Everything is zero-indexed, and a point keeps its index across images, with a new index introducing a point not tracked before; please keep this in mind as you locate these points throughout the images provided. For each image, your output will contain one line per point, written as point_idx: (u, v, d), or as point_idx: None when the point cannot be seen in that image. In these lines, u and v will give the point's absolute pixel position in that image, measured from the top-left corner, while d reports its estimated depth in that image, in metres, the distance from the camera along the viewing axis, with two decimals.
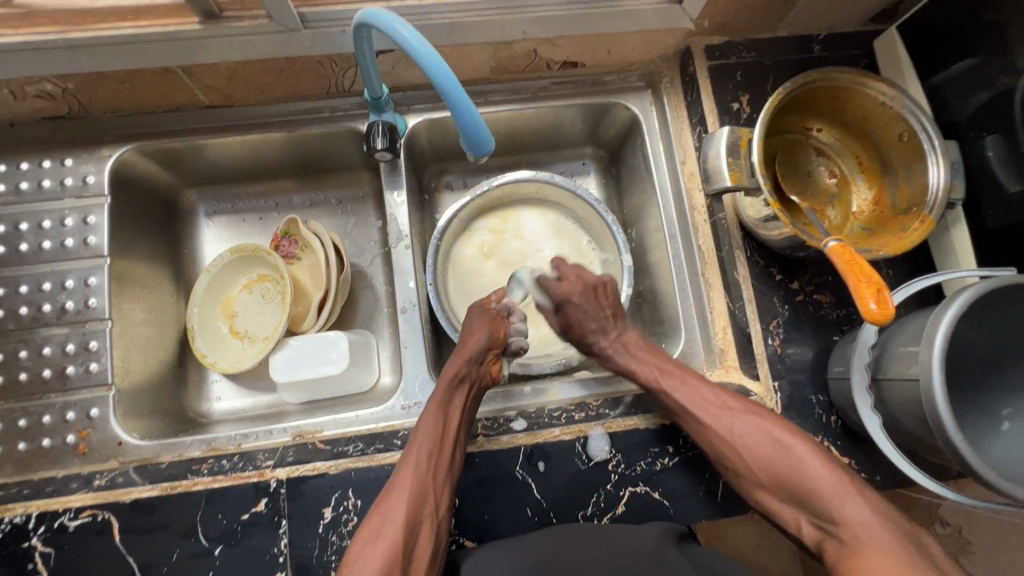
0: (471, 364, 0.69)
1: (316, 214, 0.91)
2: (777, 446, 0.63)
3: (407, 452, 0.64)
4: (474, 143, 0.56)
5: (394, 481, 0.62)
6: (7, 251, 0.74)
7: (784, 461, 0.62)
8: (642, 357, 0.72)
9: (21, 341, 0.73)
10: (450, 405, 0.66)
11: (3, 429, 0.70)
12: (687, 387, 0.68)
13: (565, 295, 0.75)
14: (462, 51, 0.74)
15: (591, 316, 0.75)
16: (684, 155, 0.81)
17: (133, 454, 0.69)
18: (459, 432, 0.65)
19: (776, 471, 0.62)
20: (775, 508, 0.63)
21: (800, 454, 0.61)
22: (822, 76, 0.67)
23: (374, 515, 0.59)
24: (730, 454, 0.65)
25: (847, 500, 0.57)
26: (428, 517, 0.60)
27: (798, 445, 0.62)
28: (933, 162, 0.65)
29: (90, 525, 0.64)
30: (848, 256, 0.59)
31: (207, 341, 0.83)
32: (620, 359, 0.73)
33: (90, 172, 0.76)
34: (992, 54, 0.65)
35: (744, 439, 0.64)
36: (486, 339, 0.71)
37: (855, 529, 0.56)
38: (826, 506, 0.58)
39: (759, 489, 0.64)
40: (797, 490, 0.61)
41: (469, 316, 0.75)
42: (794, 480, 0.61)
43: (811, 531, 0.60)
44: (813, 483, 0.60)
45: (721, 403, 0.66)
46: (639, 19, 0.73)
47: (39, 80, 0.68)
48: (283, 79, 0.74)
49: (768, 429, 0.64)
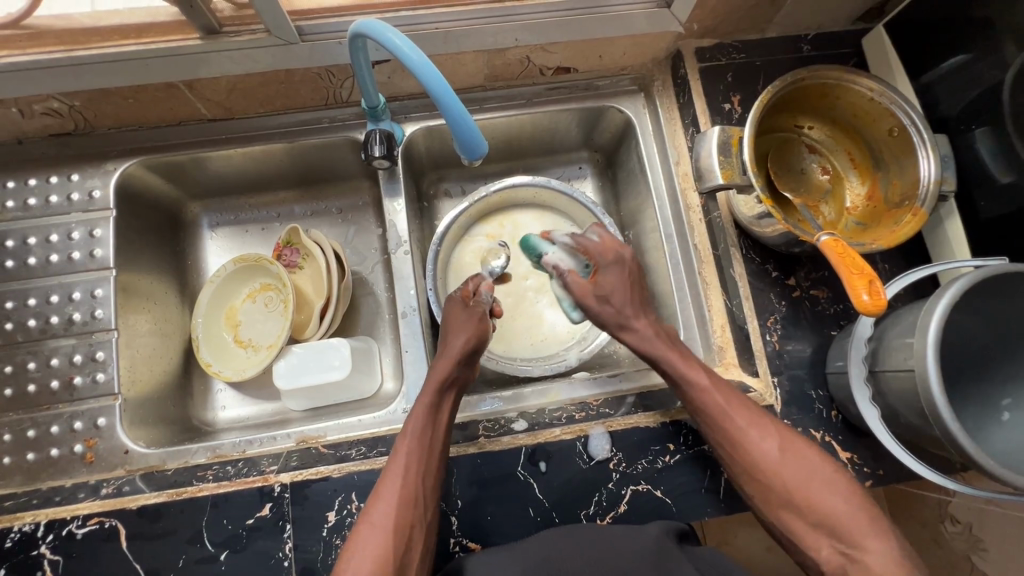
0: (459, 366, 0.70)
1: (318, 222, 0.92)
2: (813, 467, 0.62)
3: (393, 457, 0.63)
4: (468, 148, 0.57)
5: (381, 486, 0.61)
6: (16, 265, 0.76)
7: (819, 484, 0.61)
8: (686, 357, 0.69)
9: (29, 352, 0.74)
10: (438, 409, 0.67)
11: (12, 440, 0.71)
12: (731, 396, 0.66)
13: (613, 260, 0.72)
14: (456, 60, 0.75)
15: (631, 294, 0.72)
16: (678, 156, 0.82)
17: (140, 462, 0.71)
18: (445, 437, 0.66)
19: (808, 491, 0.61)
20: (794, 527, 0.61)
21: (837, 482, 0.61)
22: (811, 74, 0.68)
23: (363, 525, 0.59)
24: (765, 467, 0.62)
25: (878, 536, 0.56)
26: (418, 522, 0.60)
27: (831, 471, 0.62)
28: (924, 155, 0.66)
29: (98, 532, 0.64)
30: (840, 248, 0.60)
31: (211, 350, 0.84)
32: (661, 346, 0.70)
33: (97, 186, 0.78)
34: (980, 48, 0.65)
35: (785, 457, 0.63)
36: (469, 341, 0.70)
37: (882, 561, 0.54)
38: (854, 535, 0.57)
39: (784, 508, 0.62)
40: (826, 513, 0.59)
41: (448, 309, 0.75)
42: (825, 505, 0.60)
43: (830, 556, 0.58)
44: (844, 510, 0.59)
45: (760, 415, 0.66)
46: (629, 24, 0.74)
47: (46, 98, 0.70)
48: (283, 91, 0.76)
49: (803, 450, 0.63)
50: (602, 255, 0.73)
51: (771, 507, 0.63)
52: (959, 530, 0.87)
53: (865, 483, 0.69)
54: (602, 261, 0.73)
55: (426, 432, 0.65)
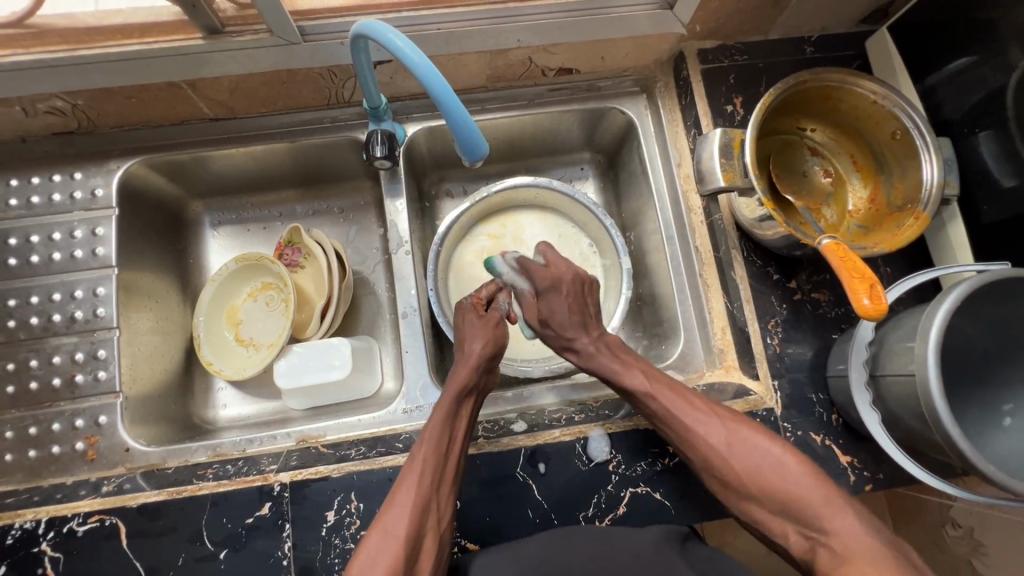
0: (478, 374, 0.70)
1: (319, 222, 0.93)
2: (763, 453, 0.62)
3: (409, 463, 0.63)
4: (469, 149, 0.57)
5: (396, 493, 0.61)
6: (19, 263, 0.76)
7: (772, 471, 0.60)
8: (627, 362, 0.70)
9: (31, 350, 0.75)
10: (456, 417, 0.67)
11: (14, 436, 0.72)
12: (673, 395, 0.66)
13: (551, 284, 0.74)
14: (458, 61, 0.75)
15: (574, 315, 0.73)
16: (680, 157, 0.82)
17: (141, 460, 0.72)
18: (461, 447, 0.66)
19: (763, 478, 0.60)
20: (760, 515, 0.61)
21: (787, 463, 0.60)
22: (814, 77, 0.68)
23: (375, 532, 0.58)
24: (717, 461, 0.63)
25: (841, 514, 0.56)
26: (431, 529, 0.59)
27: (782, 452, 0.61)
28: (926, 159, 0.66)
29: (99, 530, 0.64)
30: (841, 253, 0.59)
31: (212, 349, 0.84)
32: (604, 360, 0.72)
33: (100, 184, 0.78)
34: (984, 50, 0.65)
35: (733, 449, 0.62)
36: (484, 347, 0.71)
37: (847, 540, 0.54)
38: (817, 516, 0.57)
39: (746, 498, 0.62)
40: (786, 499, 0.59)
41: (460, 318, 0.76)
42: (783, 490, 0.59)
43: (799, 540, 0.59)
44: (801, 492, 0.58)
45: (706, 409, 0.65)
46: (632, 25, 0.73)
47: (50, 97, 0.70)
48: (285, 90, 0.76)
49: (752, 437, 0.63)
50: (542, 281, 0.75)
51: (734, 497, 0.63)
52: (960, 535, 0.87)
53: (865, 487, 0.69)
54: (542, 286, 0.75)
55: (444, 440, 0.64)
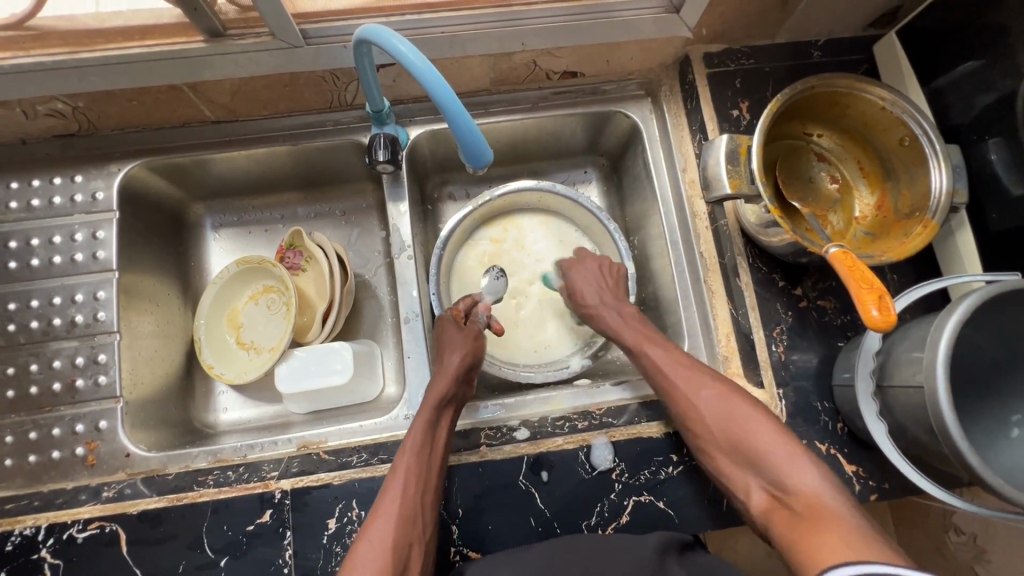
0: (456, 384, 0.70)
1: (321, 225, 0.92)
2: (735, 407, 0.62)
3: (392, 475, 0.63)
4: (473, 156, 0.57)
5: (379, 506, 0.60)
6: (19, 266, 0.76)
7: (742, 426, 0.61)
8: (635, 327, 0.74)
9: (31, 354, 0.74)
10: (436, 425, 0.66)
11: (13, 442, 0.71)
12: (669, 354, 0.69)
13: (579, 263, 0.82)
14: (462, 64, 0.75)
15: (596, 287, 0.79)
16: (685, 162, 0.81)
17: (142, 466, 0.71)
18: (442, 455, 0.65)
19: (731, 432, 0.61)
20: (727, 473, 0.61)
21: (757, 420, 0.61)
22: (821, 82, 0.67)
23: (361, 543, 0.57)
24: (694, 415, 0.64)
25: (802, 467, 0.55)
26: (416, 540, 0.59)
27: (754, 410, 0.62)
28: (934, 166, 0.65)
29: (99, 536, 0.64)
30: (849, 262, 0.59)
31: (212, 352, 0.84)
32: (619, 325, 0.75)
33: (100, 187, 0.78)
34: (994, 56, 0.64)
35: (710, 405, 0.63)
36: (461, 359, 0.71)
37: (801, 491, 0.54)
38: (776, 468, 0.56)
39: (717, 458, 0.62)
40: (751, 452, 0.59)
41: (439, 330, 0.76)
42: (748, 444, 0.59)
43: (760, 496, 0.58)
44: (765, 444, 0.59)
45: (693, 367, 0.67)
46: (637, 29, 0.73)
47: (50, 99, 0.69)
48: (288, 93, 0.76)
49: (729, 394, 0.64)
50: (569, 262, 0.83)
51: (709, 459, 0.63)
52: (964, 541, 0.87)
53: (870, 497, 0.68)
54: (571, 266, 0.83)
55: (424, 449, 0.64)
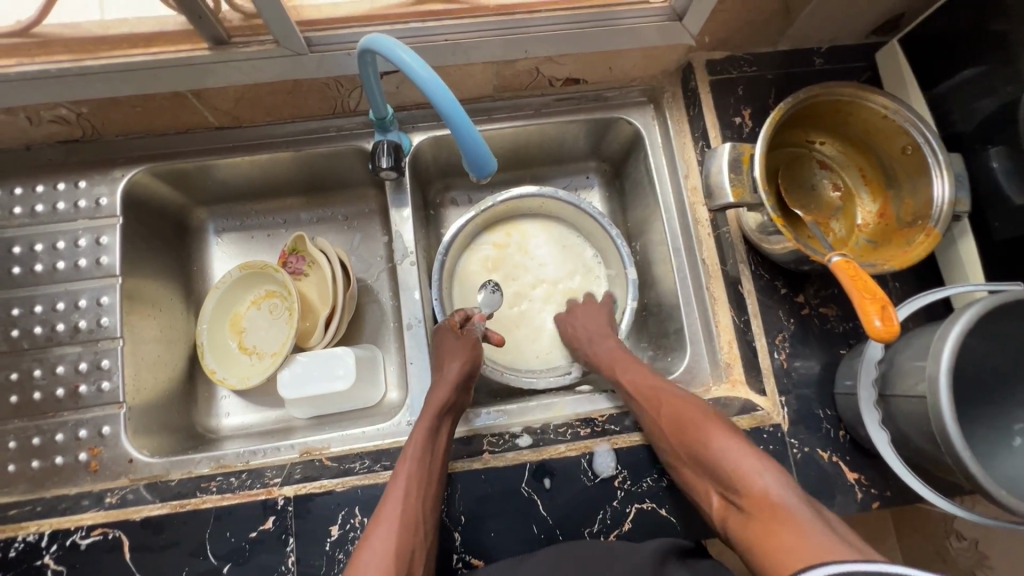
0: (456, 392, 0.71)
1: (323, 230, 0.92)
2: (686, 411, 0.64)
3: (393, 482, 0.63)
4: (477, 166, 0.57)
5: (381, 512, 0.60)
6: (23, 271, 0.76)
7: (694, 432, 0.62)
8: (614, 350, 0.76)
9: (35, 360, 0.74)
10: (437, 433, 0.67)
11: (17, 447, 0.72)
12: (641, 376, 0.72)
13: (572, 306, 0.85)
14: (465, 71, 0.75)
15: (585, 324, 0.81)
16: (687, 169, 0.81)
17: (144, 472, 0.71)
18: (443, 461, 0.66)
19: (683, 435, 0.63)
20: (691, 480, 0.62)
21: (704, 421, 0.62)
22: (824, 90, 0.67)
23: (363, 549, 0.58)
24: (655, 423, 0.67)
25: (751, 465, 0.56)
26: (418, 545, 0.59)
27: (703, 413, 0.63)
28: (937, 175, 0.65)
29: (101, 543, 0.64)
30: (852, 271, 0.59)
31: (215, 357, 0.84)
32: (604, 353, 0.77)
33: (103, 193, 0.78)
34: (996, 65, 0.64)
35: (670, 416, 0.65)
36: (461, 368, 0.72)
37: (749, 488, 0.55)
38: (721, 467, 0.58)
39: (680, 465, 0.63)
40: (701, 454, 0.60)
41: (437, 340, 0.76)
42: (698, 445, 0.61)
43: (717, 499, 0.59)
44: (712, 445, 0.60)
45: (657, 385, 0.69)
46: (640, 36, 0.73)
47: (54, 106, 0.70)
48: (291, 99, 0.76)
49: (682, 400, 0.66)
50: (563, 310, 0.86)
51: (674, 466, 0.64)
52: (965, 546, 0.87)
53: (872, 505, 0.68)
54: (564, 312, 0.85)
55: (426, 456, 0.64)
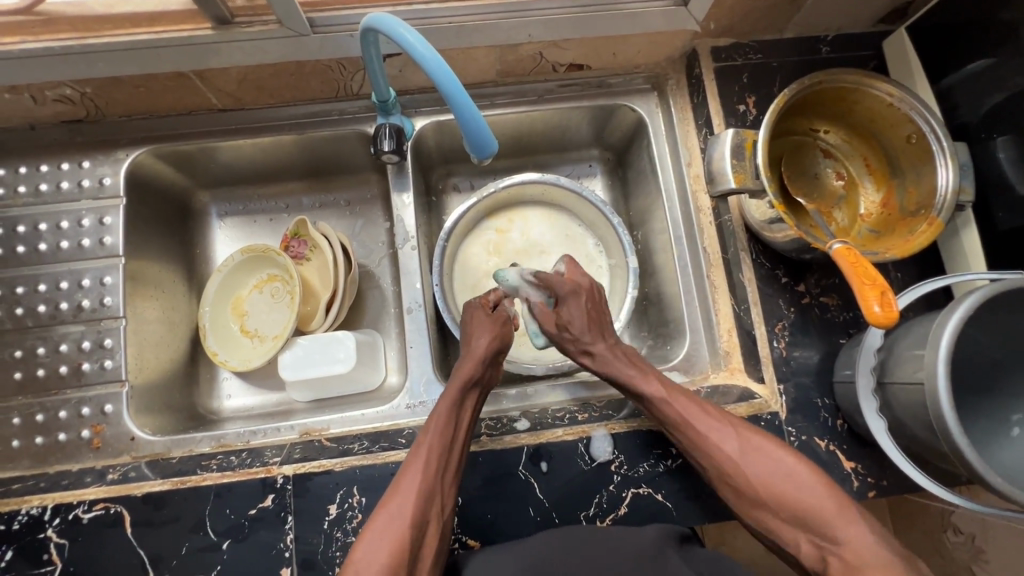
0: (483, 366, 0.70)
1: (325, 214, 0.92)
2: (770, 460, 0.62)
3: (414, 450, 0.63)
4: (478, 147, 0.57)
5: (400, 482, 0.61)
6: (26, 250, 0.76)
7: (781, 479, 0.61)
8: (644, 370, 0.70)
9: (38, 338, 0.75)
10: (461, 407, 0.67)
11: (21, 423, 0.72)
12: (690, 402, 0.66)
13: (571, 290, 0.74)
14: (469, 55, 0.75)
15: (588, 320, 0.73)
16: (690, 157, 0.81)
17: (146, 450, 0.72)
18: (465, 434, 0.66)
19: (777, 490, 0.61)
20: (771, 524, 0.62)
21: (801, 475, 0.60)
22: (829, 78, 0.67)
23: (381, 515, 0.59)
24: (732, 468, 0.62)
25: (851, 523, 0.57)
26: (434, 517, 0.60)
27: (791, 461, 0.62)
28: (941, 163, 0.65)
29: (103, 517, 0.65)
30: (852, 258, 0.58)
31: (217, 339, 0.84)
32: (621, 366, 0.70)
33: (107, 173, 0.78)
34: (1004, 54, 0.64)
35: (748, 461, 0.62)
36: (491, 342, 0.72)
37: (859, 550, 0.55)
38: (826, 525, 0.58)
39: (759, 509, 0.62)
40: (800, 511, 0.59)
41: (467, 315, 0.76)
42: (795, 501, 0.60)
43: (809, 551, 0.59)
44: (817, 505, 0.59)
45: (721, 417, 0.65)
46: (644, 21, 0.73)
47: (58, 85, 0.70)
48: (295, 82, 0.76)
49: (761, 444, 0.63)
50: (562, 288, 0.74)
51: (744, 504, 0.63)
52: (962, 540, 0.87)
53: (868, 494, 0.68)
54: (561, 291, 0.74)
55: (449, 429, 0.64)
